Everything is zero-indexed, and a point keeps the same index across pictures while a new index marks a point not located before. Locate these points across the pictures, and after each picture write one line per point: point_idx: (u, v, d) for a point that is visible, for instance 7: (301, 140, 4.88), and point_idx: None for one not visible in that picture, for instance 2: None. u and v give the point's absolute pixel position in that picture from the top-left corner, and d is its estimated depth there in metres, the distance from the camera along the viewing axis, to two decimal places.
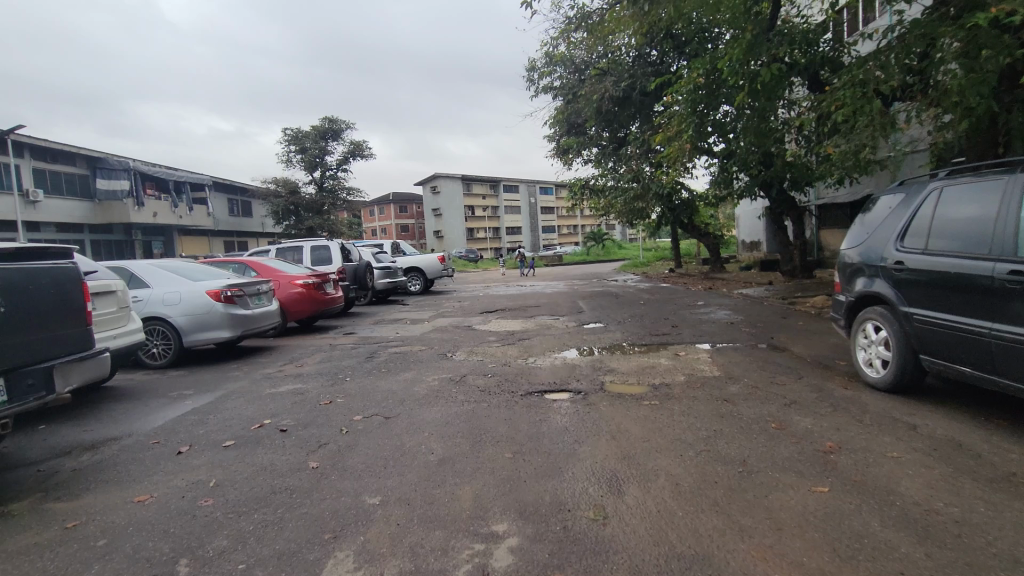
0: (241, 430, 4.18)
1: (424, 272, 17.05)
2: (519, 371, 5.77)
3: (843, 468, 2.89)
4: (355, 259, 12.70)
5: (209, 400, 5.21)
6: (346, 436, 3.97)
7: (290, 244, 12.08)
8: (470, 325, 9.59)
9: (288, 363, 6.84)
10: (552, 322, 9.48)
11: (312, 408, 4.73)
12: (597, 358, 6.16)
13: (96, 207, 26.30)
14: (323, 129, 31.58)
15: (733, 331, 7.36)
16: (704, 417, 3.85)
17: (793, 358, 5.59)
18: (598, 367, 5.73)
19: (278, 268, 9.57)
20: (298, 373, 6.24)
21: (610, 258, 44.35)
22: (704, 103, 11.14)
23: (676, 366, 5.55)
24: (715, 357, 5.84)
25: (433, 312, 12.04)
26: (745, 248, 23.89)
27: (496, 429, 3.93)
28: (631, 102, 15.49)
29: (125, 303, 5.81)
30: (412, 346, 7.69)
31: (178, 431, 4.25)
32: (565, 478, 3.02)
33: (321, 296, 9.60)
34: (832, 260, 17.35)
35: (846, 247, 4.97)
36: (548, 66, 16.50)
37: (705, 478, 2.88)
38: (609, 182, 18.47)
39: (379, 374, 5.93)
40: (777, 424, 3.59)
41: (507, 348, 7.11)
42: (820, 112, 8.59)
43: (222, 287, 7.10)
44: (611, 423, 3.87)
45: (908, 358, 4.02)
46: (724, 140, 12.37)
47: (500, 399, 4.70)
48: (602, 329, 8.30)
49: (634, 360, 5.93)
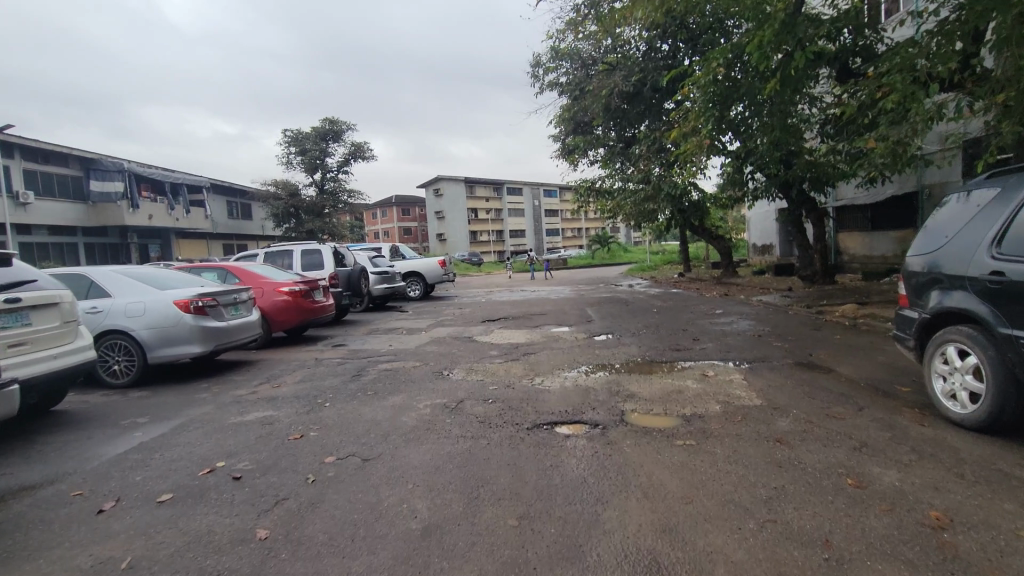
0: (185, 476, 3.43)
1: (424, 277, 16.34)
2: (524, 395, 5.00)
3: (968, 556, 2.14)
4: (350, 264, 11.98)
5: (163, 431, 4.46)
6: (312, 488, 3.21)
7: (279, 248, 11.36)
8: (470, 336, 8.83)
9: (264, 382, 6.08)
10: (560, 332, 8.73)
11: (278, 445, 3.96)
12: (614, 380, 5.39)
13: (90, 209, 25.65)
14: (323, 130, 30.91)
15: (763, 346, 6.59)
16: (758, 466, 3.09)
17: (843, 382, 4.81)
18: (616, 391, 4.97)
19: (262, 274, 8.82)
20: (273, 395, 5.48)
21: (617, 261, 43.55)
22: (721, 101, 10.11)
23: (708, 391, 4.79)
24: (751, 380, 5.07)
25: (432, 320, 11.30)
26: (757, 251, 23.11)
27: (498, 479, 3.18)
28: (640, 98, 14.75)
29: (73, 317, 5.08)
30: (405, 361, 6.92)
31: (112, 476, 3.49)
32: (590, 565, 2.26)
33: (309, 304, 8.87)
34: (852, 265, 16.55)
35: (911, 253, 4.21)
36: (554, 61, 15.81)
37: (780, 571, 2.12)
38: (617, 183, 17.73)
39: (364, 398, 5.17)
40: (854, 481, 2.84)
41: (511, 365, 6.35)
42: (857, 103, 7.79)
43: (192, 296, 6.37)
44: (640, 474, 3.11)
45: (1008, 392, 3.26)
46: (741, 138, 11.55)
47: (503, 434, 3.94)
48: (615, 342, 7.53)
49: (658, 383, 5.17)
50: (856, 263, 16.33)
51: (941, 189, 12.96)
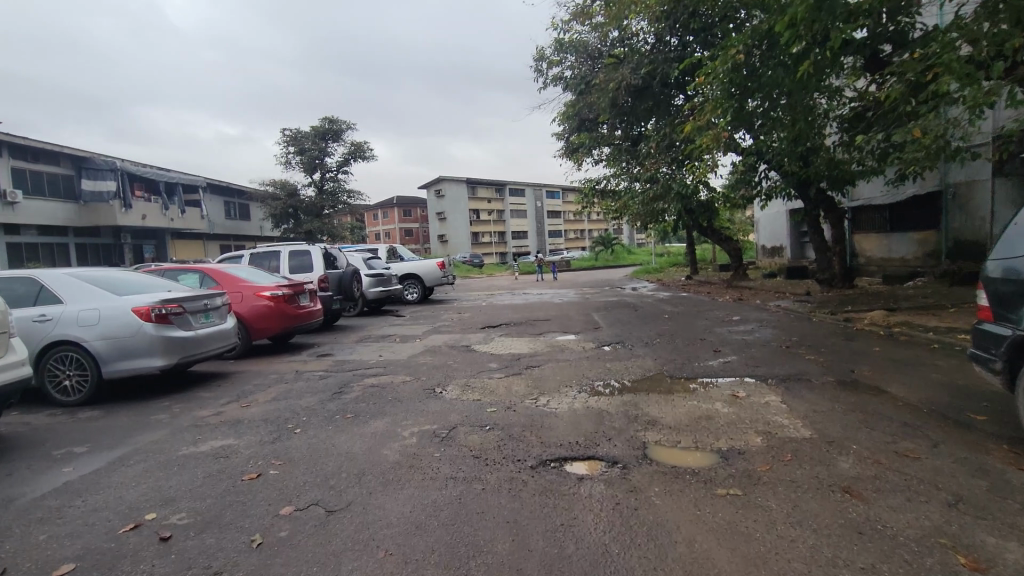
0: (99, 537, 2.73)
1: (422, 280, 15.66)
2: (528, 421, 4.30)
3: None
4: (342, 266, 11.28)
5: (97, 466, 3.75)
6: (256, 556, 2.50)
7: (266, 249, 10.67)
8: (467, 345, 8.14)
9: (232, 400, 5.38)
10: (565, 341, 8.04)
11: (227, 487, 3.25)
12: (630, 402, 4.68)
13: (82, 209, 24.98)
14: (323, 130, 30.23)
15: (794, 360, 5.87)
16: (833, 533, 2.38)
17: (902, 409, 4.08)
18: (634, 417, 4.25)
19: (242, 277, 8.11)
20: (239, 418, 4.78)
21: (621, 263, 42.79)
22: (740, 90, 9.32)
23: (742, 418, 4.08)
24: (791, 404, 4.35)
25: (428, 326, 10.60)
26: (766, 253, 22.39)
27: (495, 545, 2.48)
28: (649, 93, 14.02)
29: (5, 328, 4.42)
30: (394, 376, 6.22)
31: (12, 534, 2.78)
32: None
33: (294, 309, 8.16)
34: (868, 268, 15.83)
35: (993, 254, 3.50)
36: (558, 54, 15.14)
37: None
38: (624, 182, 17.04)
39: (343, 423, 4.47)
40: (969, 559, 2.15)
41: (512, 381, 5.64)
42: (899, 88, 7.02)
43: (153, 303, 5.67)
44: (678, 542, 2.41)
45: None
46: (758, 135, 10.88)
47: (501, 476, 3.24)
48: (627, 353, 6.82)
49: (681, 406, 4.47)
50: (873, 266, 15.61)
51: (968, 188, 12.23)
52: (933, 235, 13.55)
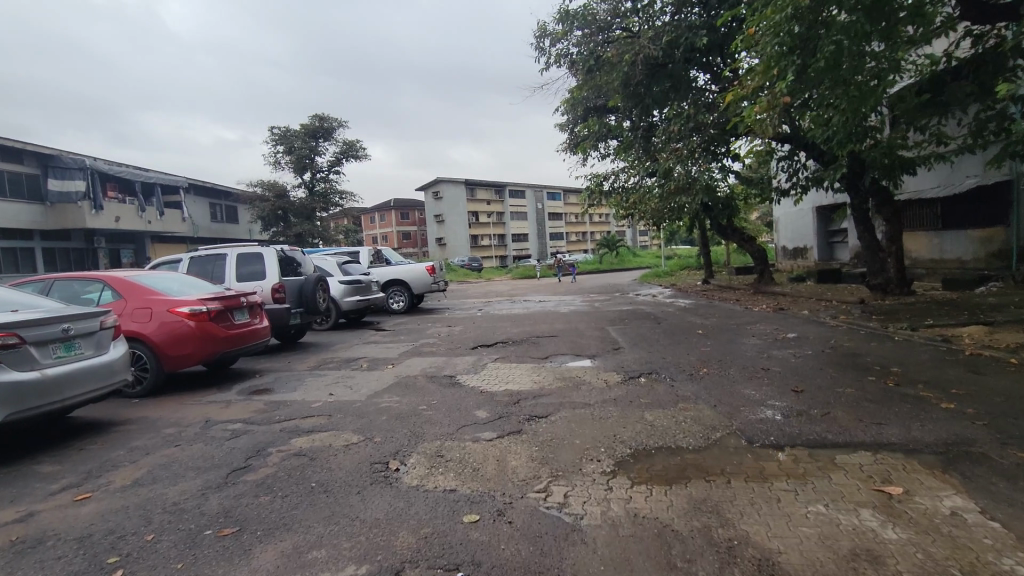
0: None
1: (409, 286, 13.74)
2: (536, 558, 2.36)
3: None
4: (305, 272, 9.33)
5: None
6: None
7: (209, 250, 8.72)
8: (451, 376, 6.20)
9: (70, 486, 3.43)
10: (578, 371, 6.08)
11: None
12: (708, 507, 2.75)
13: (49, 211, 23.04)
14: (312, 128, 28.30)
15: (930, 414, 3.90)
16: None
17: None
18: (730, 553, 2.32)
19: (155, 288, 6.20)
20: (49, 531, 2.83)
21: (625, 267, 40.92)
22: (799, 45, 7.34)
23: (945, 565, 2.14)
24: (1012, 524, 2.41)
25: (408, 346, 8.67)
26: (788, 255, 20.46)
27: None
28: (667, 71, 12.16)
29: None
30: (336, 432, 4.28)
31: None
32: None
33: (224, 330, 6.23)
34: (916, 271, 13.93)
35: None
36: (563, 26, 13.18)
37: None
38: (634, 177, 15.12)
39: (208, 557, 2.50)
40: None
41: (508, 449, 3.70)
42: None
43: None
44: None
45: None
46: (804, 112, 9.00)
47: None
48: (668, 393, 4.89)
49: (803, 522, 2.54)
50: (922, 268, 13.69)
51: None
52: (1000, 233, 11.62)
